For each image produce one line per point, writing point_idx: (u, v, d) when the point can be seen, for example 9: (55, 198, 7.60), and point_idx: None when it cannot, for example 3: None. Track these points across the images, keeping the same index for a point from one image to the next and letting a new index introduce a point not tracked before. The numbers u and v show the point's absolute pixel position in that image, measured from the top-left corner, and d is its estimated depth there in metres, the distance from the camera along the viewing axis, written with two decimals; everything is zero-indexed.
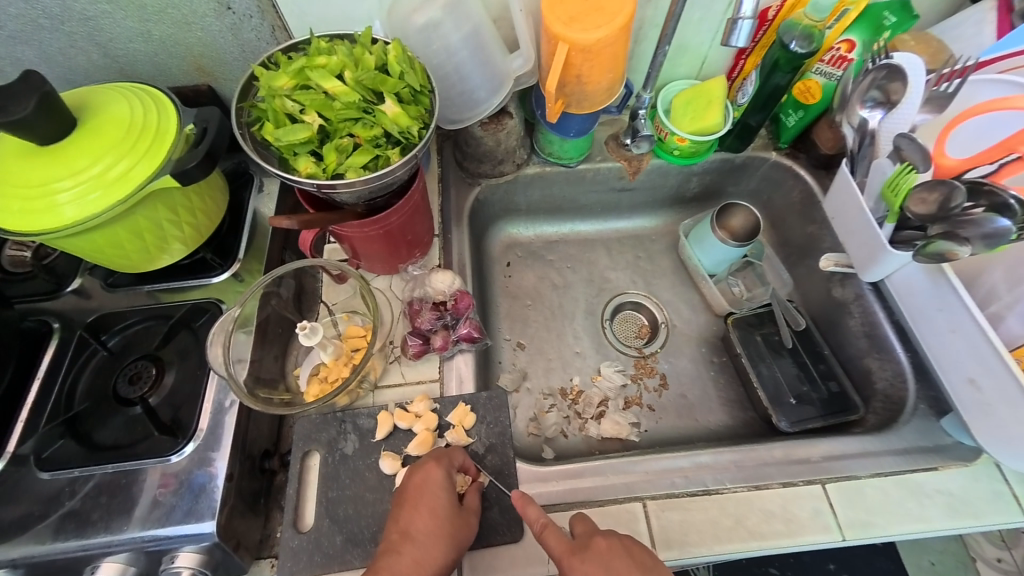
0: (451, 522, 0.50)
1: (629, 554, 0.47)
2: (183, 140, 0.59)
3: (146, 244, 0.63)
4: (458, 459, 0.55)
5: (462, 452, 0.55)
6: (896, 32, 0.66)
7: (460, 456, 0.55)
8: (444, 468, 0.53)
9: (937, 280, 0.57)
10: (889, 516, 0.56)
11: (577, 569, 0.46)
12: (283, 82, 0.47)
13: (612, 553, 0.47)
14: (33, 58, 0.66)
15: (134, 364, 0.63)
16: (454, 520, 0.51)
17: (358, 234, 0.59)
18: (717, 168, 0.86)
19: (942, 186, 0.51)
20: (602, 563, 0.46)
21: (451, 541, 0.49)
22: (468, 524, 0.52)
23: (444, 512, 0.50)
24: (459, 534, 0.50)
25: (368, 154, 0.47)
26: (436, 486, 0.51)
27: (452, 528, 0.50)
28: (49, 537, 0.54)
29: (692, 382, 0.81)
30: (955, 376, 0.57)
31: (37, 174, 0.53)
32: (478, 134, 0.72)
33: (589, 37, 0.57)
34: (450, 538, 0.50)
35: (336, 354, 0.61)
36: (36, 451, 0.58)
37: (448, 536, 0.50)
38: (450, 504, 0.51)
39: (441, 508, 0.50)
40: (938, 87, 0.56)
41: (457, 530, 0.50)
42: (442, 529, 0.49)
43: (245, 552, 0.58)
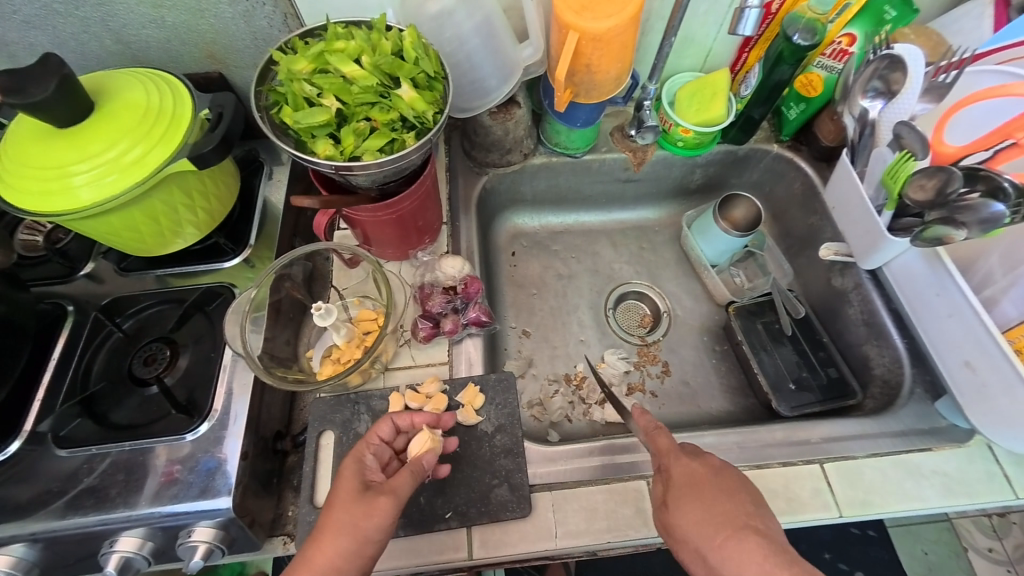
0: (352, 508, 0.48)
1: (735, 475, 0.52)
2: (199, 125, 0.60)
3: (160, 227, 0.64)
4: (385, 437, 0.55)
5: (384, 425, 0.55)
6: (897, 26, 0.67)
7: (383, 431, 0.55)
8: (355, 454, 0.53)
9: (934, 265, 0.59)
10: (886, 493, 0.58)
11: (679, 462, 0.53)
12: (302, 66, 0.48)
13: (695, 470, 0.52)
14: (47, 43, 0.66)
15: (148, 346, 0.64)
16: (354, 506, 0.48)
17: (370, 218, 0.60)
18: (720, 160, 0.87)
19: (941, 172, 0.52)
20: (711, 471, 0.52)
21: (349, 528, 0.47)
22: (379, 508, 0.48)
23: (346, 498, 0.49)
24: (364, 519, 0.47)
25: (385, 138, 0.49)
26: (345, 474, 0.51)
27: (354, 511, 0.48)
28: (65, 513, 0.55)
29: (695, 369, 0.83)
30: (951, 360, 0.59)
31: (53, 157, 0.54)
32: (486, 123, 0.73)
33: (599, 26, 0.58)
34: (351, 526, 0.47)
35: (348, 337, 0.63)
36: (54, 429, 0.59)
37: (345, 524, 0.47)
38: (353, 488, 0.50)
39: (346, 493, 0.49)
40: (937, 78, 0.57)
41: (361, 517, 0.48)
42: (341, 517, 0.48)
43: (259, 530, 0.59)
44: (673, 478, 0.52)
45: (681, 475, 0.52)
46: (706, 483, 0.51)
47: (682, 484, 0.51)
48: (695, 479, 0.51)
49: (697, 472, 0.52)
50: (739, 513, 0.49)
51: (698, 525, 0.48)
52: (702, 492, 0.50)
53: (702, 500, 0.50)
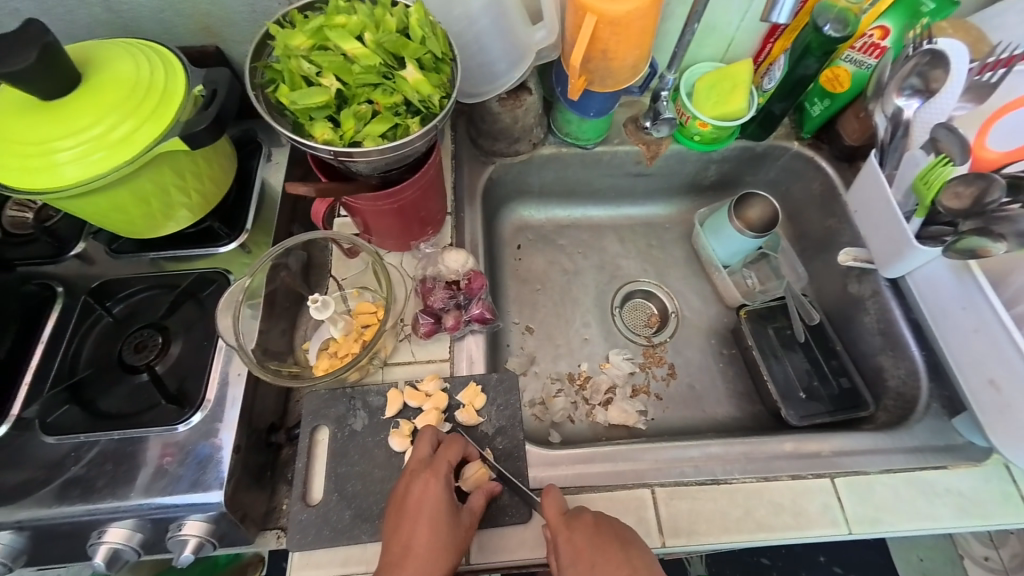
0: (450, 532, 0.49)
1: (610, 534, 0.49)
2: (192, 102, 0.56)
3: (151, 209, 0.61)
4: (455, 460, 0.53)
5: (459, 446, 0.54)
6: (934, 19, 0.63)
7: (457, 452, 0.53)
8: (438, 477, 0.50)
9: (964, 277, 0.56)
10: (897, 512, 0.57)
11: (565, 538, 0.48)
12: (300, 42, 0.45)
13: (575, 532, 0.48)
14: (32, 9, 0.63)
15: (139, 332, 0.62)
16: (452, 529, 0.49)
17: (370, 207, 0.58)
18: (736, 156, 0.84)
19: (981, 180, 0.49)
20: (590, 537, 0.48)
21: (452, 551, 0.49)
22: (468, 530, 0.51)
23: (442, 524, 0.49)
24: (461, 538, 0.50)
25: (387, 123, 0.46)
26: (433, 499, 0.49)
27: (451, 533, 0.49)
28: (52, 502, 0.54)
29: (701, 372, 0.80)
30: (974, 377, 0.57)
31: (35, 132, 0.51)
32: (495, 110, 0.69)
33: (618, 9, 0.54)
34: (449, 549, 0.49)
35: (346, 330, 0.61)
36: (41, 415, 0.57)
37: (446, 546, 0.49)
38: (447, 513, 0.50)
39: (440, 518, 0.49)
40: (981, 76, 0.53)
41: (458, 537, 0.50)
42: (440, 542, 0.48)
43: (251, 525, 0.58)
44: (560, 557, 0.47)
45: (564, 550, 0.47)
46: (588, 550, 0.47)
47: (571, 566, 0.46)
48: (578, 555, 0.46)
49: (580, 546, 0.47)
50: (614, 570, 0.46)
51: None
52: (590, 564, 0.46)
53: (594, 570, 0.46)
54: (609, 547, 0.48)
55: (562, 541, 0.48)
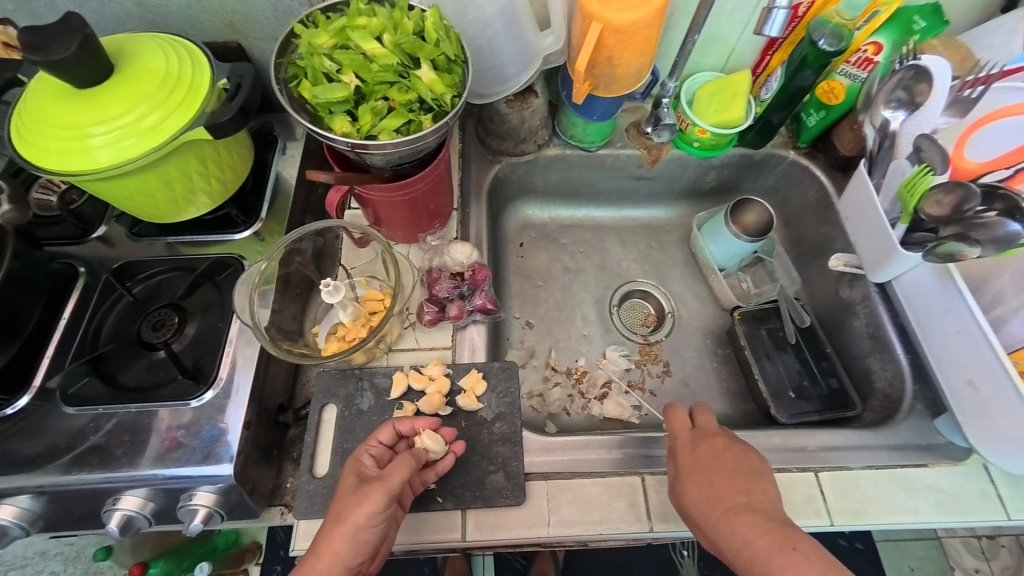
0: (349, 499, 0.50)
1: (740, 457, 0.56)
2: (216, 95, 0.60)
3: (174, 194, 0.64)
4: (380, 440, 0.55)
5: (384, 429, 0.56)
6: (925, 37, 0.66)
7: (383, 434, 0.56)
8: (354, 455, 0.54)
9: (946, 281, 0.58)
10: (878, 505, 0.59)
11: (691, 449, 0.56)
12: (323, 40, 0.48)
13: (735, 454, 0.56)
14: (66, 1, 0.66)
15: (158, 311, 0.65)
16: (351, 497, 0.50)
17: (382, 199, 0.61)
18: (735, 163, 0.87)
19: (959, 188, 0.52)
20: (715, 456, 0.55)
21: (347, 519, 0.48)
22: (369, 497, 0.49)
23: (345, 492, 0.51)
24: (357, 508, 0.49)
25: (402, 119, 0.48)
26: (346, 470, 0.53)
27: (351, 501, 0.50)
28: (71, 469, 0.56)
29: (695, 370, 0.83)
30: (954, 378, 0.59)
31: (71, 117, 0.55)
32: (503, 110, 0.73)
33: (623, 18, 0.57)
34: (346, 516, 0.49)
35: (354, 315, 0.63)
36: (63, 386, 0.60)
37: (343, 513, 0.49)
38: (352, 483, 0.52)
39: (346, 488, 0.51)
40: (962, 92, 0.57)
41: (356, 506, 0.49)
42: (340, 508, 0.50)
43: (258, 499, 0.61)
44: (680, 464, 0.56)
45: (684, 461, 0.56)
46: (709, 464, 0.54)
47: (688, 468, 0.55)
48: (695, 463, 0.55)
49: (702, 455, 0.55)
50: (734, 492, 0.52)
51: (699, 504, 0.52)
52: (706, 476, 0.53)
53: (709, 483, 0.53)
54: (731, 469, 0.54)
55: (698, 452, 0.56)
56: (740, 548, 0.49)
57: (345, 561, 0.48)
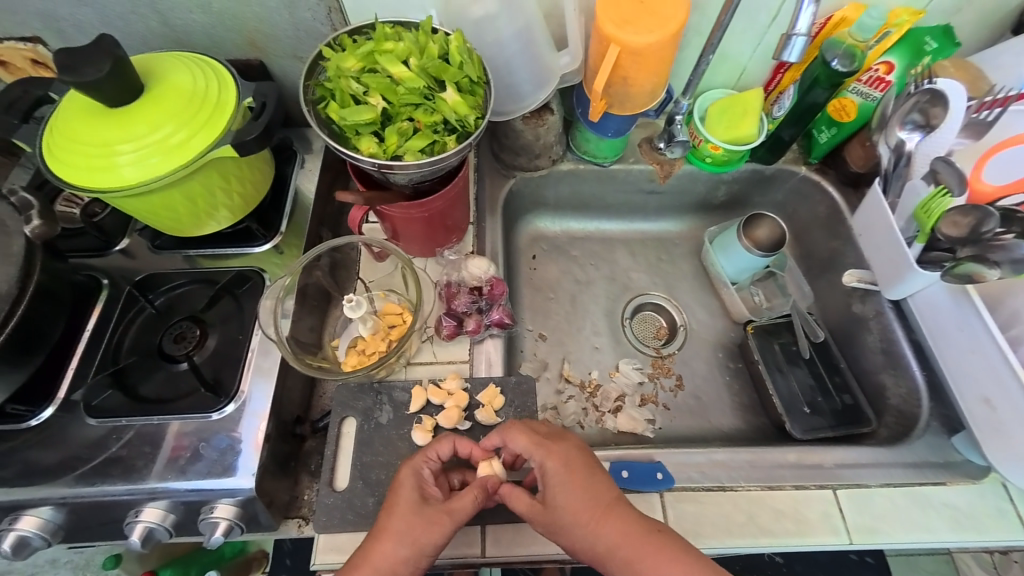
0: (415, 521, 0.50)
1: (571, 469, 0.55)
2: (242, 113, 0.61)
3: (197, 209, 0.65)
4: (439, 453, 0.55)
5: (447, 444, 0.56)
6: (936, 57, 0.67)
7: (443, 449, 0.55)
8: (413, 466, 0.54)
9: (961, 299, 0.59)
10: (896, 523, 0.59)
11: (550, 460, 0.53)
12: (351, 64, 0.49)
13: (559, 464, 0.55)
14: (95, 21, 0.68)
15: (178, 323, 0.66)
16: (416, 518, 0.50)
17: (402, 215, 0.62)
18: (746, 178, 0.87)
19: (977, 211, 0.54)
20: (571, 463, 0.54)
21: (412, 542, 0.49)
22: (438, 525, 0.50)
23: (408, 508, 0.51)
24: (424, 533, 0.50)
25: (427, 139, 0.49)
26: (407, 484, 0.52)
27: (416, 523, 0.50)
28: (93, 480, 0.57)
29: (707, 384, 0.83)
30: (970, 394, 0.59)
31: (100, 135, 0.56)
32: (519, 127, 0.73)
33: (640, 40, 0.59)
34: (412, 539, 0.49)
35: (373, 330, 0.64)
36: (86, 398, 0.61)
37: (407, 534, 0.50)
38: (414, 501, 0.51)
39: (407, 505, 0.51)
40: (979, 113, 0.58)
41: (423, 531, 0.50)
42: (405, 529, 0.50)
43: (275, 511, 0.61)
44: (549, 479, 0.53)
45: (554, 475, 0.53)
46: (575, 476, 0.53)
47: (559, 483, 0.53)
48: (568, 478, 0.53)
49: (564, 465, 0.53)
50: (601, 497, 0.52)
51: (576, 515, 0.51)
52: (579, 488, 0.52)
53: (581, 493, 0.52)
54: (589, 472, 0.54)
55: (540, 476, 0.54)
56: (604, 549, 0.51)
57: None
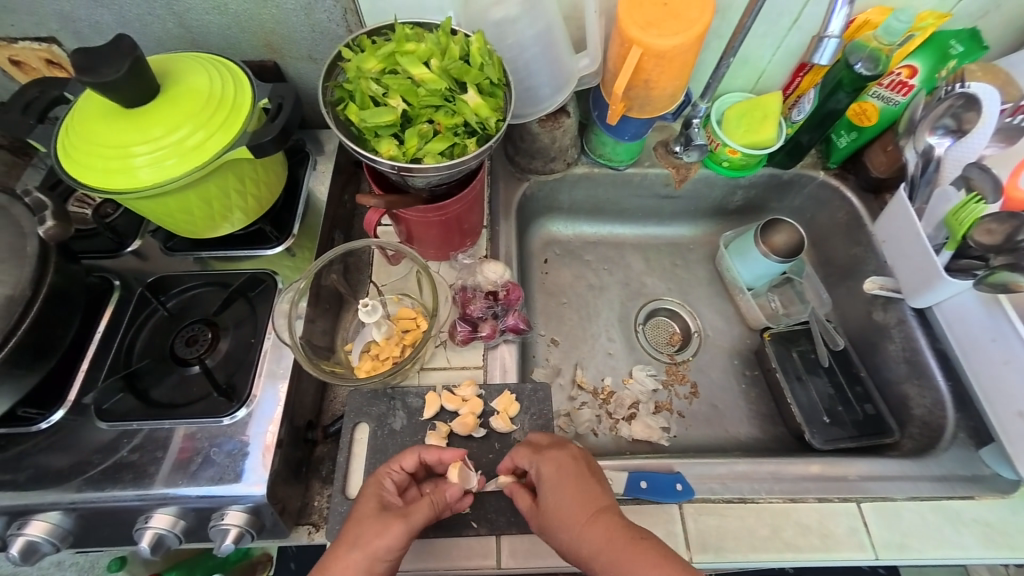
0: (369, 526, 0.48)
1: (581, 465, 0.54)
2: (257, 115, 0.61)
3: (211, 211, 0.64)
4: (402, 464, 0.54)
5: (410, 455, 0.54)
6: (963, 61, 0.66)
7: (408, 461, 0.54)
8: (376, 476, 0.53)
9: (993, 309, 0.58)
10: (924, 539, 0.57)
11: (544, 460, 0.53)
12: (372, 65, 0.49)
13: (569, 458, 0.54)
14: (112, 22, 0.68)
15: (191, 326, 0.65)
16: (371, 524, 0.49)
17: (418, 218, 0.61)
18: (763, 182, 0.86)
19: (1014, 219, 0.52)
20: (567, 464, 0.53)
21: (363, 549, 0.47)
22: (389, 530, 0.48)
23: (365, 516, 0.49)
24: (379, 537, 0.48)
25: (447, 142, 0.49)
26: (366, 494, 0.51)
27: (369, 530, 0.48)
28: (104, 485, 0.56)
29: (723, 392, 0.82)
30: (1003, 408, 0.58)
31: (117, 136, 0.55)
32: (535, 130, 0.73)
33: (664, 43, 0.58)
34: (365, 544, 0.47)
35: (388, 334, 0.63)
36: (98, 402, 0.60)
37: (359, 542, 0.48)
38: (372, 508, 0.50)
39: (365, 513, 0.50)
40: (1010, 118, 0.57)
41: (378, 534, 0.48)
42: (358, 536, 0.48)
43: (287, 518, 0.60)
44: (541, 479, 0.52)
45: (547, 475, 0.52)
46: (570, 476, 0.52)
47: (552, 481, 0.52)
48: (561, 476, 0.52)
49: (558, 465, 0.53)
50: (593, 498, 0.51)
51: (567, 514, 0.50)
52: (569, 488, 0.51)
53: (570, 493, 0.51)
54: (584, 475, 0.53)
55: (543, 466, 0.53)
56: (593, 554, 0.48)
57: None
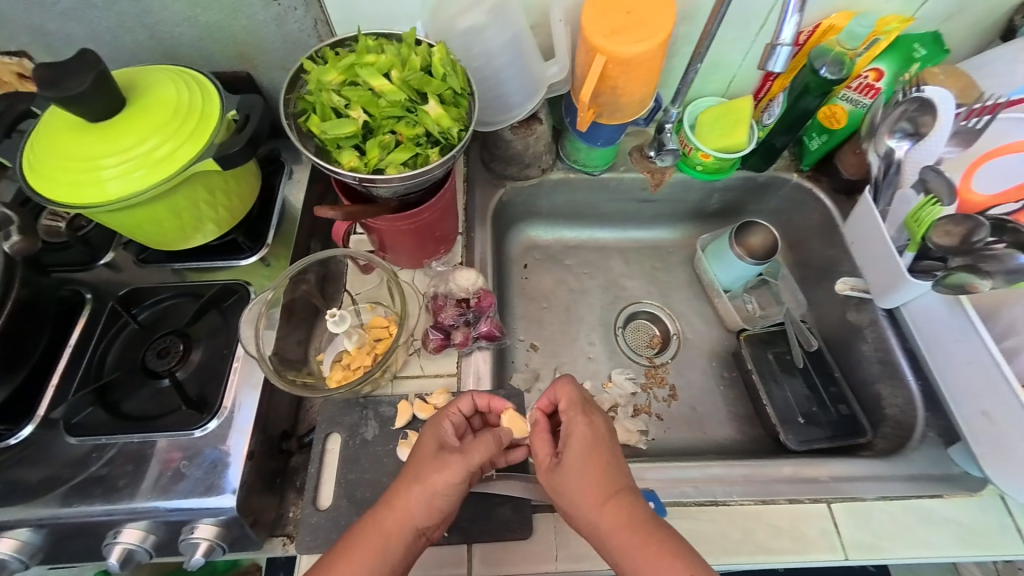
0: (430, 462, 0.51)
1: (609, 442, 0.54)
2: (225, 126, 0.61)
3: (182, 222, 0.64)
4: (461, 409, 0.57)
5: (467, 399, 0.57)
6: (926, 64, 0.68)
7: (465, 405, 0.57)
8: (436, 418, 0.56)
9: (956, 310, 0.58)
10: (896, 539, 0.57)
11: (575, 424, 0.54)
12: (333, 77, 0.49)
13: (600, 429, 0.54)
14: (84, 36, 0.68)
15: (163, 338, 0.65)
16: (431, 461, 0.51)
17: (389, 227, 0.61)
18: (739, 186, 0.87)
19: (968, 220, 0.54)
20: (592, 438, 0.53)
21: (425, 482, 0.49)
22: (449, 470, 0.50)
23: (426, 453, 0.52)
24: (436, 474, 0.50)
25: (409, 152, 0.49)
26: (428, 432, 0.54)
27: (428, 466, 0.50)
28: (74, 501, 0.56)
29: (703, 394, 0.82)
30: (968, 409, 0.58)
31: (86, 149, 0.55)
32: (508, 137, 0.73)
33: (629, 50, 0.58)
34: (426, 479, 0.50)
35: (359, 343, 0.64)
36: (67, 416, 0.60)
37: (421, 475, 0.50)
38: (431, 448, 0.52)
39: (425, 451, 0.52)
40: (968, 121, 0.57)
41: (435, 472, 0.50)
42: (420, 469, 0.51)
43: (260, 529, 0.60)
44: (565, 448, 0.53)
45: (572, 445, 0.52)
46: (590, 452, 0.52)
47: (574, 453, 0.52)
48: (585, 448, 0.52)
49: (583, 436, 0.53)
50: (610, 478, 0.51)
51: (585, 488, 0.50)
52: (588, 462, 0.51)
53: (587, 468, 0.51)
54: (606, 450, 0.53)
55: (572, 432, 0.53)
56: (603, 533, 0.48)
57: (419, 520, 0.49)
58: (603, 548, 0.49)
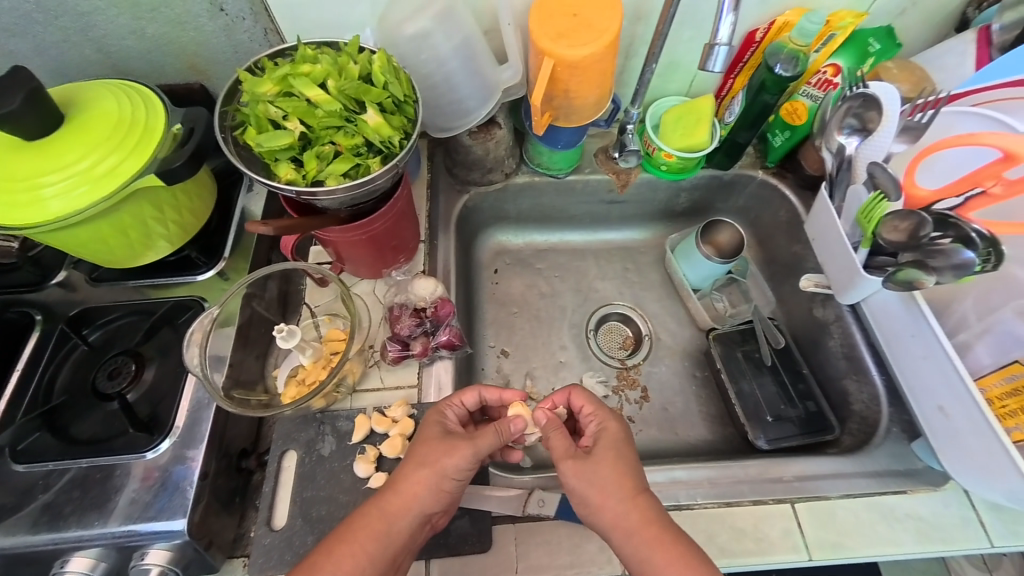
0: (439, 446, 0.52)
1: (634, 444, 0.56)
2: (171, 139, 0.59)
3: (131, 239, 0.63)
4: (467, 402, 0.58)
5: (472, 394, 0.58)
6: (881, 58, 0.68)
7: (470, 398, 0.58)
8: (440, 409, 0.57)
9: (910, 306, 0.58)
10: (860, 537, 0.57)
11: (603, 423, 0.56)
12: (267, 88, 0.48)
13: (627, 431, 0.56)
14: (26, 51, 0.66)
15: (114, 358, 0.64)
16: (440, 445, 0.52)
17: (342, 238, 0.60)
18: (705, 184, 0.87)
19: (913, 215, 0.53)
20: (618, 438, 0.55)
21: (434, 466, 0.51)
22: (459, 455, 0.51)
23: (432, 438, 0.53)
24: (446, 457, 0.51)
25: (349, 162, 0.48)
26: (431, 420, 0.55)
27: (439, 451, 0.51)
28: (19, 530, 0.54)
29: (675, 394, 0.81)
30: (925, 403, 0.58)
31: (23, 167, 0.54)
32: (467, 142, 0.72)
33: (576, 53, 0.58)
34: (438, 462, 0.51)
35: (314, 357, 0.62)
36: (12, 442, 0.58)
37: (431, 458, 0.51)
38: (438, 435, 0.53)
39: (430, 436, 0.53)
40: (913, 116, 0.58)
41: (444, 456, 0.51)
42: (430, 452, 0.52)
43: (216, 552, 0.57)
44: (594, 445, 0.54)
45: (601, 442, 0.54)
46: (617, 450, 0.54)
47: (603, 449, 0.53)
48: (613, 445, 0.54)
49: (613, 433, 0.55)
50: (636, 478, 0.52)
51: (613, 483, 0.51)
52: (615, 458, 0.53)
53: (615, 464, 0.52)
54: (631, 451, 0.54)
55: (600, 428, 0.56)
56: (625, 528, 0.49)
57: (424, 504, 0.50)
58: (621, 543, 0.49)
